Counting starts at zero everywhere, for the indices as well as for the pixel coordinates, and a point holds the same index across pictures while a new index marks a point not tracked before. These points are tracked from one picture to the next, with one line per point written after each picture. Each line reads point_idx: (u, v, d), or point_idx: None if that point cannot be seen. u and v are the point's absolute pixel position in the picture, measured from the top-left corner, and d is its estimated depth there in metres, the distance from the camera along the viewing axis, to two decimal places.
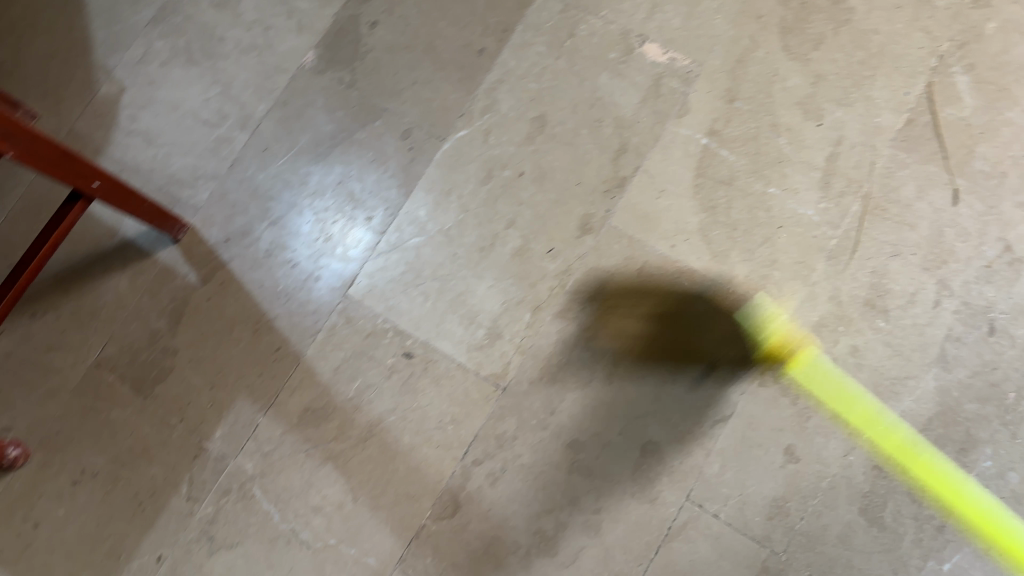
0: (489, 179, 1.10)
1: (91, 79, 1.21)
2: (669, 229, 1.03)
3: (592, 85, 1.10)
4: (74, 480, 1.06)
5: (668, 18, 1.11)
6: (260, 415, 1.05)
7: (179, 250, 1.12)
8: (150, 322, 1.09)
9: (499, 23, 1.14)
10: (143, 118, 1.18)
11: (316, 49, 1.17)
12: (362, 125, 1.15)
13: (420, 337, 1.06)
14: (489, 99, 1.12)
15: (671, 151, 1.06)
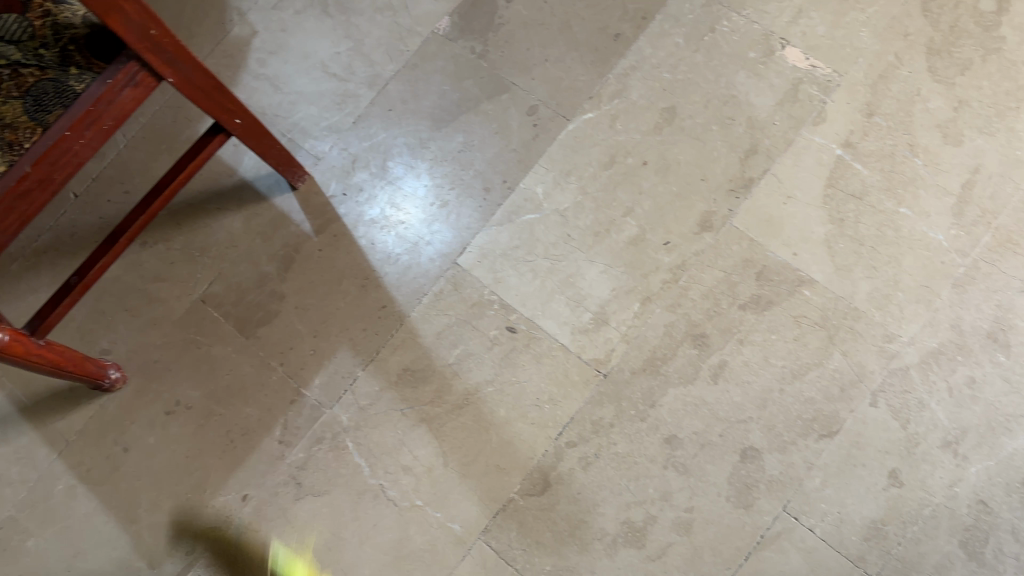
0: (611, 165, 1.08)
1: (225, 19, 1.22)
2: (794, 236, 1.02)
3: (728, 82, 1.08)
4: (168, 410, 1.07)
5: (812, 25, 1.10)
6: (360, 369, 1.05)
7: (296, 198, 1.13)
8: (261, 265, 1.11)
9: (639, 10, 1.13)
10: (272, 63, 1.19)
11: (452, 15, 1.18)
12: (488, 96, 1.14)
13: (525, 313, 1.05)
14: (621, 84, 1.11)
15: (803, 158, 1.04)
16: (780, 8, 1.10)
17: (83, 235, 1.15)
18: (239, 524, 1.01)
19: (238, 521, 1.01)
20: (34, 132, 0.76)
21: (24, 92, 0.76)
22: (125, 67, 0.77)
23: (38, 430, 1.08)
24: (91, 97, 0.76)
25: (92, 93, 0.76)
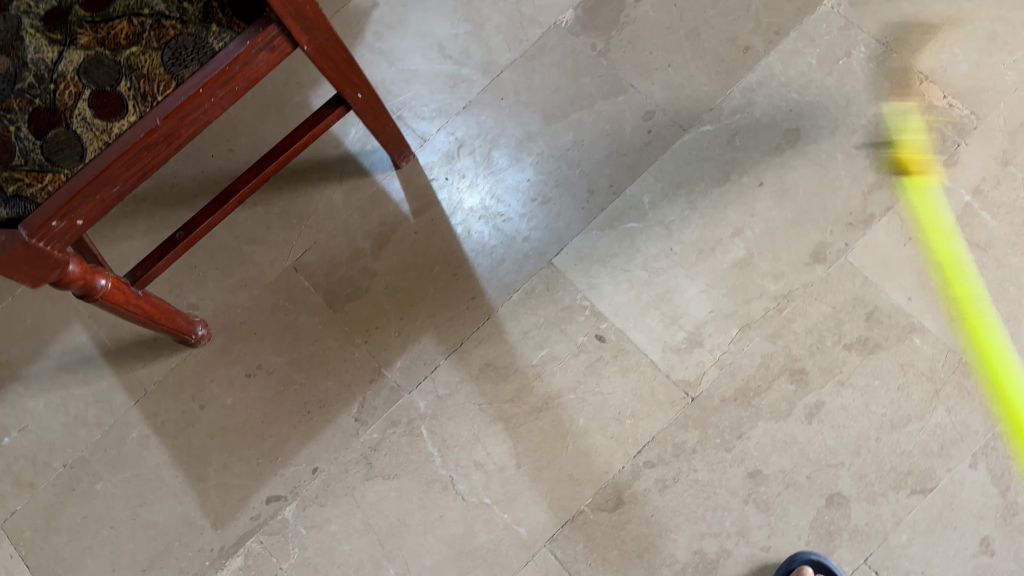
0: (725, 183, 1.04)
1: None
2: (911, 280, 0.97)
3: (858, 111, 1.04)
4: (248, 373, 1.07)
5: (955, 61, 1.04)
6: (443, 358, 1.04)
7: (398, 177, 1.13)
8: (356, 240, 1.11)
9: (772, 24, 1.09)
10: (389, 38, 1.18)
11: (576, 9, 1.15)
12: (604, 96, 1.10)
13: (617, 323, 1.02)
14: (745, 99, 1.07)
15: (929, 200, 1.00)
16: (923, 39, 1.05)
17: (183, 187, 1.15)
18: (306, 496, 1.01)
19: (304, 493, 1.01)
20: (168, 86, 0.75)
21: (162, 44, 0.75)
22: (265, 30, 0.76)
23: (119, 375, 1.09)
24: (228, 56, 0.76)
25: (230, 53, 0.76)
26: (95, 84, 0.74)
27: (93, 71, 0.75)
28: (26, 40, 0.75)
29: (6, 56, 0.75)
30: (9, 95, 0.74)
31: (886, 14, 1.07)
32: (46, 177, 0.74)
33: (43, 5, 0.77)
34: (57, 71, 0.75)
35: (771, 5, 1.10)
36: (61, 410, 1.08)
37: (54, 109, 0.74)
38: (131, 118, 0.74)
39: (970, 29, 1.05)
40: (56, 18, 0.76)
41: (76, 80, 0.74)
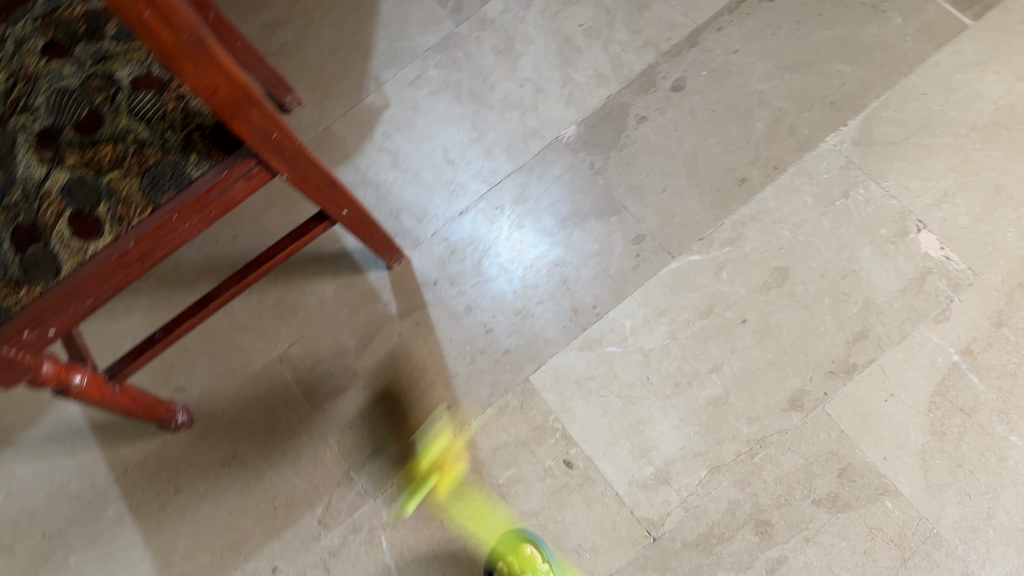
0: (708, 315, 1.03)
1: (362, 84, 1.24)
2: (887, 438, 0.94)
3: (850, 256, 1.02)
4: (223, 462, 1.09)
5: (956, 212, 1.01)
6: (410, 467, 1.04)
7: (389, 278, 1.15)
8: (342, 337, 1.13)
9: (771, 158, 1.08)
10: (396, 139, 1.21)
11: (579, 125, 1.16)
12: (596, 216, 1.11)
13: (585, 451, 1.00)
14: (736, 232, 1.06)
15: (915, 356, 0.97)
16: (925, 186, 1.03)
17: (185, 270, 1.19)
18: None
19: None
20: (144, 211, 0.78)
21: (142, 171, 0.78)
22: (242, 162, 0.79)
23: (103, 450, 1.12)
24: (205, 185, 0.78)
25: (206, 182, 0.78)
26: (76, 204, 0.78)
27: (75, 192, 0.78)
28: (18, 156, 0.80)
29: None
30: None
31: (889, 157, 1.05)
32: (21, 291, 0.77)
33: (38, 122, 0.81)
34: (42, 190, 0.79)
35: (772, 138, 1.09)
36: (46, 479, 1.11)
37: (36, 225, 0.78)
38: (106, 239, 0.78)
39: (974, 180, 1.02)
40: (48, 138, 0.80)
41: (58, 199, 0.78)
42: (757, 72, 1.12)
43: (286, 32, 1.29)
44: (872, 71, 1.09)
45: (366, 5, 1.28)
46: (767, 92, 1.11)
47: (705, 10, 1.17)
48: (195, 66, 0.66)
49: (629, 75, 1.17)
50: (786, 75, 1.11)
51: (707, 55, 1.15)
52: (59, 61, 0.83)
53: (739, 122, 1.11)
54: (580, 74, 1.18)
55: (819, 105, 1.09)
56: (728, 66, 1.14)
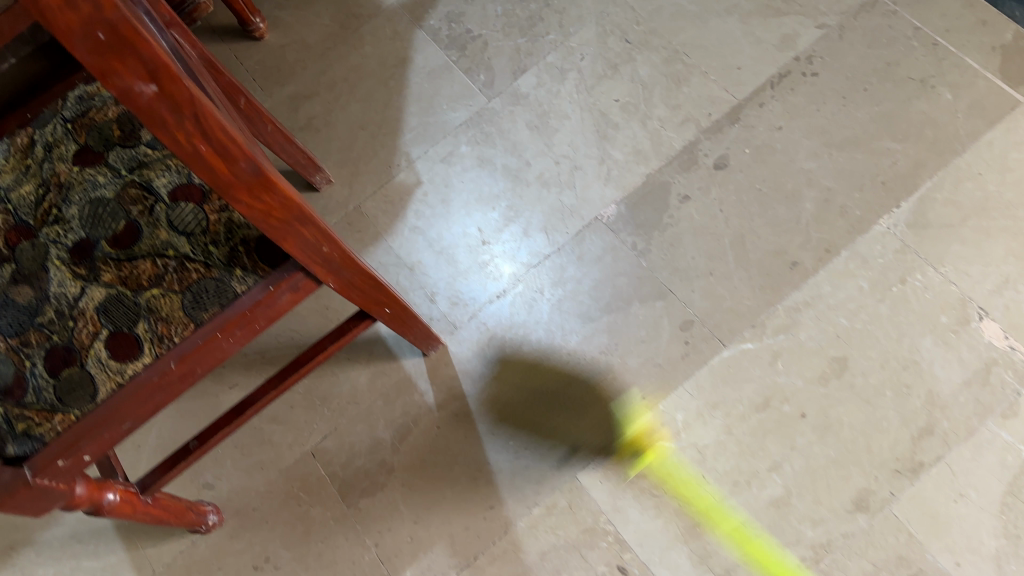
0: (765, 408, 0.98)
1: (392, 161, 1.21)
2: (961, 543, 0.90)
3: (911, 345, 0.98)
4: (256, 565, 1.04)
5: (1019, 299, 0.98)
6: (454, 571, 0.99)
7: (426, 365, 1.10)
8: (377, 429, 1.08)
9: (822, 240, 1.04)
10: (430, 218, 1.17)
11: (619, 204, 1.12)
12: (641, 300, 1.06)
13: (640, 555, 0.95)
14: (790, 319, 1.01)
15: (984, 453, 0.93)
16: (985, 272, 1.00)
17: None
18: None
19: None
20: (187, 329, 0.74)
21: (185, 287, 0.74)
22: (289, 276, 0.75)
23: (129, 552, 1.06)
24: (251, 300, 0.74)
25: (253, 296, 0.74)
26: (114, 324, 0.74)
27: (113, 310, 0.74)
28: (51, 271, 0.75)
29: (30, 286, 0.75)
30: (29, 329, 0.74)
31: (946, 240, 1.01)
32: (56, 417, 0.71)
33: (71, 234, 0.76)
34: (77, 308, 0.74)
35: (823, 219, 1.05)
36: None
37: (70, 346, 0.74)
38: (145, 359, 0.73)
39: None
40: (82, 252, 0.76)
41: (94, 319, 0.74)
42: (803, 150, 1.09)
43: (313, 106, 1.25)
44: (923, 149, 1.06)
45: (394, 77, 1.25)
46: (814, 170, 1.07)
47: (746, 84, 1.14)
48: (250, 193, 0.63)
49: (669, 152, 1.13)
50: (834, 154, 1.08)
51: (750, 131, 1.11)
52: (93, 167, 0.78)
53: (786, 202, 1.07)
54: (619, 151, 1.15)
55: (870, 185, 1.05)
56: (773, 143, 1.10)
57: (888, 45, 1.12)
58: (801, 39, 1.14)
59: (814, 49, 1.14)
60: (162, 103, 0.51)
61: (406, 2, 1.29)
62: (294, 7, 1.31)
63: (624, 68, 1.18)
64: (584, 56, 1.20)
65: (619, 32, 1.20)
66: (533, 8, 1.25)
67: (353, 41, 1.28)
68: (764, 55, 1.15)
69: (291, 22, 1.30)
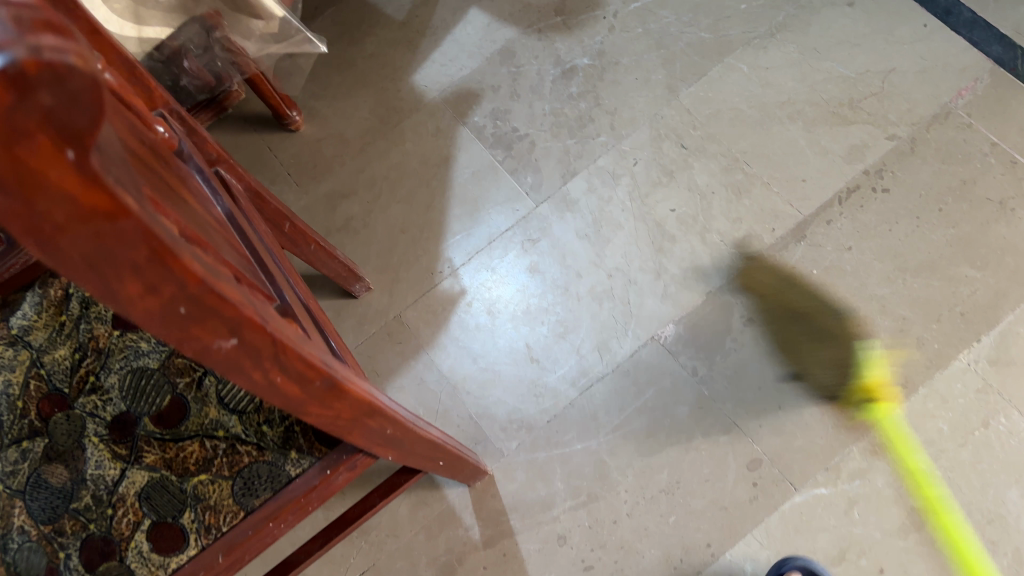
0: (841, 562, 0.92)
1: (434, 268, 1.15)
2: None
3: (996, 496, 0.92)
4: None
5: None
6: None
7: (471, 496, 1.01)
8: (418, 567, 0.99)
9: (899, 375, 0.98)
10: (473, 333, 1.10)
11: (677, 323, 1.05)
12: (704, 432, 0.99)
13: None
14: (866, 462, 0.95)
15: None
16: None
17: None
18: None
19: None
20: (236, 517, 0.67)
21: (235, 471, 0.68)
22: (349, 457, 0.68)
23: None
24: (306, 484, 0.67)
25: (308, 480, 0.67)
26: (157, 513, 0.67)
27: (156, 498, 0.67)
28: (87, 450, 0.69)
29: (65, 465, 0.68)
30: (62, 515, 0.66)
31: None
32: None
33: (110, 407, 0.70)
34: (117, 494, 0.68)
35: (898, 352, 0.99)
36: None
37: (108, 537, 0.66)
38: (190, 553, 0.66)
39: None
40: (123, 428, 0.70)
41: (136, 507, 0.67)
42: (875, 273, 1.03)
43: (351, 206, 1.20)
44: (1003, 278, 1.00)
45: (437, 178, 1.19)
46: (887, 297, 1.01)
47: (812, 198, 1.08)
48: (322, 405, 0.56)
49: (730, 270, 1.06)
50: (908, 279, 1.02)
51: (818, 251, 1.05)
52: (134, 332, 0.73)
53: (860, 332, 1.01)
54: (675, 265, 1.08)
55: (947, 316, 0.99)
56: (842, 264, 1.04)
57: (964, 161, 1.06)
58: (870, 151, 1.08)
59: (884, 162, 1.08)
60: (241, 352, 0.45)
61: (448, 96, 1.24)
62: (330, 97, 1.27)
63: (681, 175, 1.13)
64: (638, 160, 1.15)
65: (674, 136, 1.15)
66: (581, 106, 1.19)
67: (393, 137, 1.23)
68: (831, 167, 1.09)
69: (328, 113, 1.26)
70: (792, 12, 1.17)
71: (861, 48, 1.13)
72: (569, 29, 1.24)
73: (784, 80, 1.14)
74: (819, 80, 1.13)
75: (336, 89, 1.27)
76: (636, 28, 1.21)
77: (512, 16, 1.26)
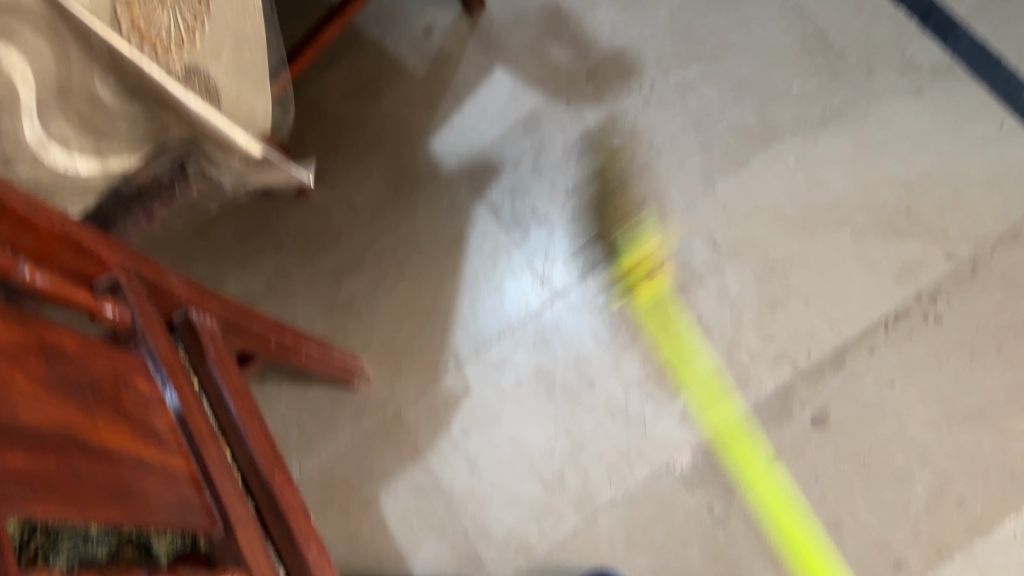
0: None
1: (439, 361, 1.07)
2: None
3: None
4: None
5: None
6: None
7: None
8: None
9: (935, 539, 0.88)
10: (474, 439, 1.03)
11: (696, 451, 0.96)
12: None
13: None
14: None
15: None
16: None
17: None
18: None
19: None
20: None
21: None
22: None
23: None
24: None
25: None
26: None
27: None
28: None
29: None
30: None
31: None
32: None
33: None
34: None
35: (935, 510, 0.89)
36: None
37: None
38: None
39: None
40: None
41: None
42: (918, 416, 0.93)
43: (356, 282, 1.13)
44: None
45: (448, 260, 1.12)
46: (929, 445, 0.91)
47: (856, 321, 0.97)
48: None
49: (759, 395, 0.96)
50: (954, 427, 0.91)
51: (857, 384, 0.95)
52: None
53: (896, 482, 0.91)
54: (697, 382, 0.98)
55: (995, 475, 0.89)
56: (881, 401, 0.94)
57: None
58: (925, 270, 0.97)
59: (940, 285, 0.96)
60: None
61: (466, 167, 1.15)
62: (342, 159, 1.19)
63: (711, 280, 1.02)
64: (665, 258, 1.04)
65: (706, 235, 1.04)
66: (608, 190, 1.10)
67: (405, 208, 1.15)
68: (879, 287, 0.98)
69: (338, 176, 1.17)
70: (850, 97, 1.05)
71: (925, 147, 1.01)
72: (600, 100, 1.13)
73: (835, 178, 1.02)
74: (873, 182, 1.01)
75: (348, 150, 1.19)
76: (674, 103, 1.10)
77: (540, 81, 1.16)
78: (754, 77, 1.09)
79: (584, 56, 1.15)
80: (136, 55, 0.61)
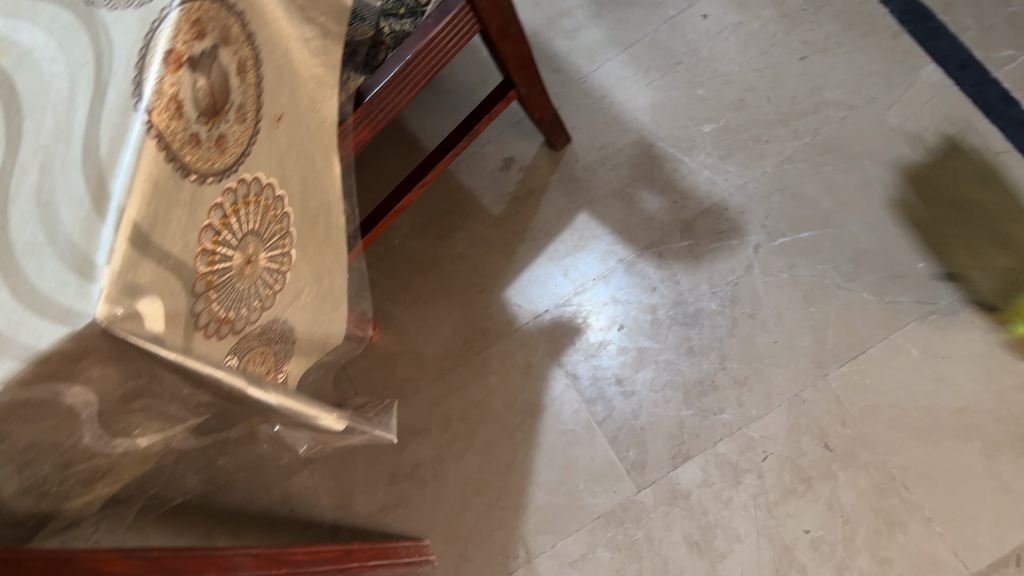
0: None
1: (509, 550, 0.98)
2: None
3: None
4: None
5: None
6: None
7: None
8: None
9: None
10: None
11: None
12: None
13: None
14: None
15: None
16: None
17: None
18: None
19: None
20: None
21: None
22: None
23: None
24: None
25: None
26: None
27: None
28: None
29: None
30: None
31: None
32: None
33: None
34: None
35: None
36: None
37: None
38: None
39: None
40: None
41: None
42: None
43: (421, 448, 1.03)
44: None
45: (522, 430, 1.02)
46: None
47: (984, 550, 0.87)
48: None
49: None
50: None
51: None
52: None
53: None
54: None
55: None
56: None
57: None
58: None
59: None
60: None
61: (545, 323, 1.05)
62: (409, 302, 1.09)
63: (822, 486, 0.92)
64: (768, 454, 0.94)
65: (817, 431, 0.94)
66: (703, 365, 0.99)
67: (476, 367, 1.05)
68: (1012, 512, 0.87)
69: (405, 324, 1.08)
70: (983, 282, 0.94)
71: None
72: (696, 259, 1.03)
73: (964, 379, 0.92)
74: (1008, 387, 0.91)
75: (417, 293, 1.09)
76: (782, 271, 1.00)
77: (629, 231, 1.06)
78: (874, 248, 0.98)
79: (680, 207, 1.05)
80: (229, 377, 0.47)
